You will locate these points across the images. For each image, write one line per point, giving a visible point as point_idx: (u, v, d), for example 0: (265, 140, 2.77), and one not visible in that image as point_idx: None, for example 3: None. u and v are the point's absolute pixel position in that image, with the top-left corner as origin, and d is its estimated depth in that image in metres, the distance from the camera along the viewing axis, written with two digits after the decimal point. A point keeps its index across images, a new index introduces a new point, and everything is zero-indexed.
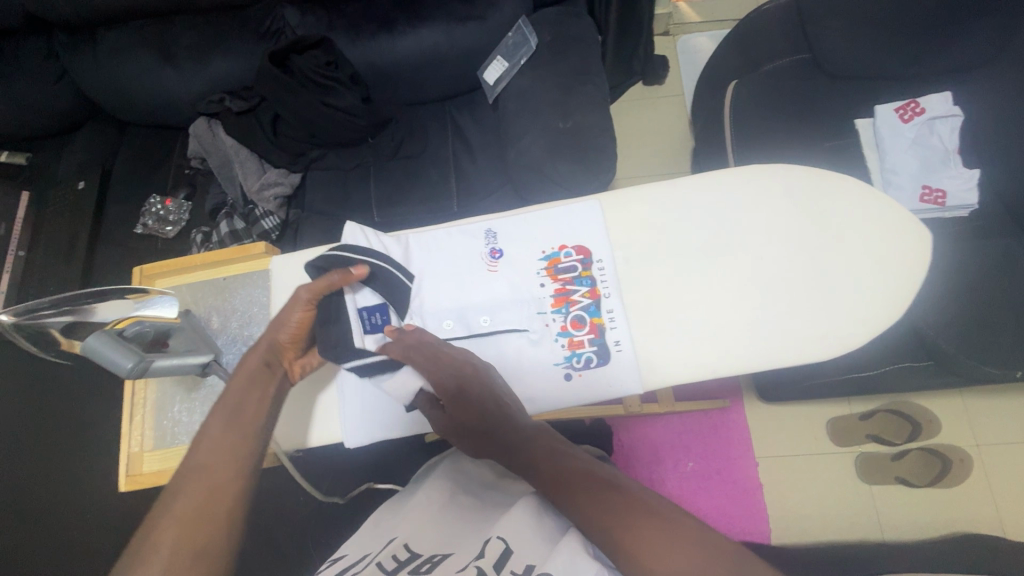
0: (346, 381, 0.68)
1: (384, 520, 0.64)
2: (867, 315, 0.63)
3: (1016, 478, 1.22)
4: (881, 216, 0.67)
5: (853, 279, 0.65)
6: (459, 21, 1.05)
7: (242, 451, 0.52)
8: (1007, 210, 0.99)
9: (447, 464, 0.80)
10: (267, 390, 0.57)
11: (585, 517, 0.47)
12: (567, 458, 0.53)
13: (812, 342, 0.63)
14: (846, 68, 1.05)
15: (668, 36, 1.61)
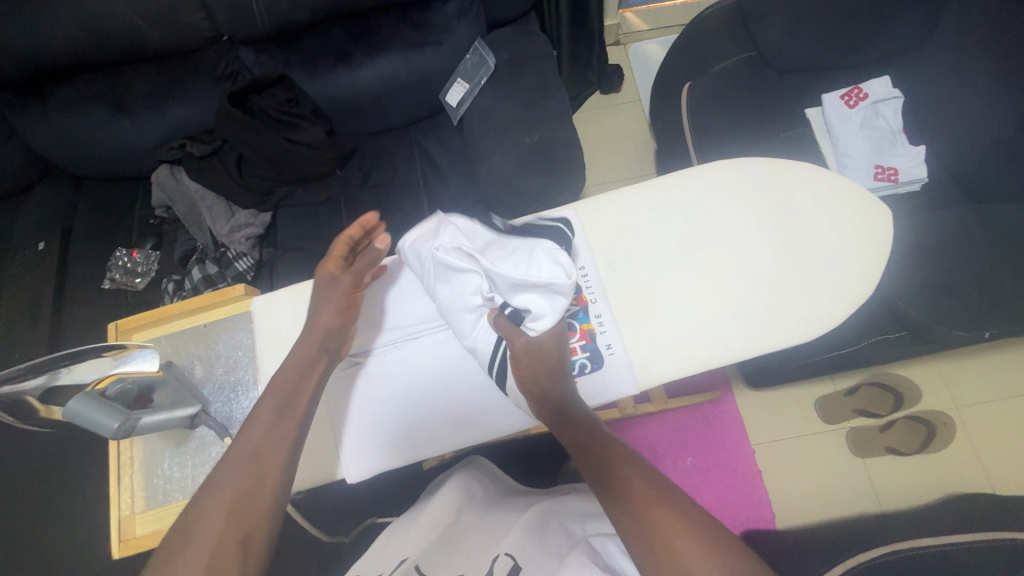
0: (353, 425, 0.70)
1: (391, 546, 0.68)
2: (844, 292, 0.66)
3: (995, 433, 1.27)
4: (843, 196, 0.70)
5: (828, 259, 0.67)
6: (416, 48, 1.07)
7: (269, 472, 0.56)
8: (953, 181, 1.05)
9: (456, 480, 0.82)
10: (295, 400, 0.60)
11: (645, 532, 0.51)
12: (630, 476, 0.56)
13: (796, 324, 0.65)
14: (791, 62, 1.10)
15: (620, 45, 1.66)
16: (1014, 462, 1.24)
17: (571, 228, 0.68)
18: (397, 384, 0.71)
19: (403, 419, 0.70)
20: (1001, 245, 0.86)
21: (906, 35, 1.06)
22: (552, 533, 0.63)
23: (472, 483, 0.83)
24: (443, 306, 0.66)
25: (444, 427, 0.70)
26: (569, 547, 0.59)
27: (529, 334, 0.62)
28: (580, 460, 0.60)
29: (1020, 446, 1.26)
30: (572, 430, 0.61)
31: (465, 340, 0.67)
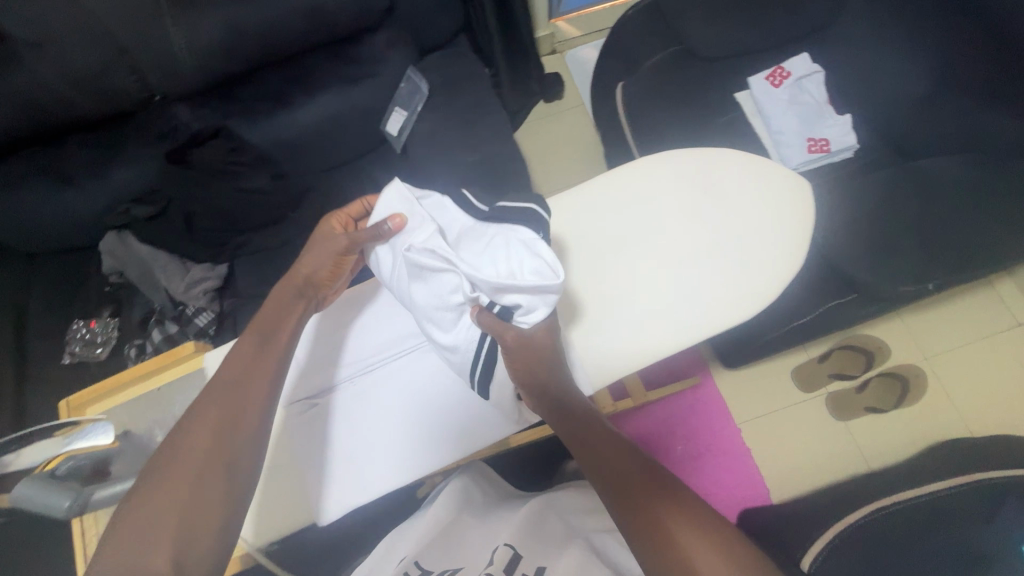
0: (337, 458, 0.75)
1: (394, 548, 0.81)
2: (779, 268, 0.69)
3: (965, 378, 1.31)
4: (767, 172, 0.74)
5: (760, 237, 0.70)
6: (351, 82, 1.07)
7: (255, 374, 0.64)
8: (883, 144, 1.10)
9: (458, 479, 0.91)
10: (266, 355, 0.66)
11: (651, 528, 0.51)
12: (635, 472, 0.56)
13: (739, 303, 0.67)
14: (716, 51, 1.13)
15: (557, 53, 1.70)
16: (986, 403, 1.28)
17: (549, 211, 0.62)
18: (368, 415, 0.76)
19: (363, 456, 0.75)
20: (933, 200, 0.89)
21: (819, 11, 1.11)
22: (550, 520, 0.80)
23: (470, 484, 0.91)
24: (422, 307, 0.65)
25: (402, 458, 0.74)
26: (566, 533, 0.77)
27: (521, 328, 0.60)
28: (580, 457, 0.60)
29: (990, 388, 1.30)
30: (574, 424, 0.61)
31: (447, 336, 0.67)
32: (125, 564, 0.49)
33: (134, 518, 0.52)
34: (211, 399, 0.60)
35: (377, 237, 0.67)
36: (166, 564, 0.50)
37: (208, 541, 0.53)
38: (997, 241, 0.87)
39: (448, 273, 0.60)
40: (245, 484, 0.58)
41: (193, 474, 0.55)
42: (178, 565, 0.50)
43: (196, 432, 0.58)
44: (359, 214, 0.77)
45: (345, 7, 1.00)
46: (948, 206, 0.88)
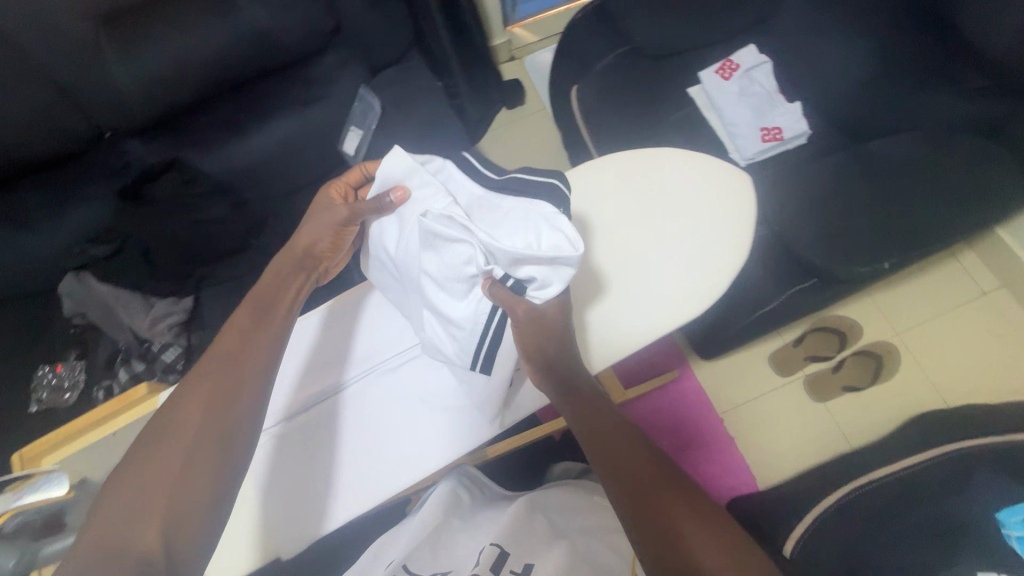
0: (349, 458, 0.77)
1: (381, 552, 0.81)
2: (723, 263, 0.74)
3: (936, 351, 1.33)
4: (706, 169, 0.80)
5: (703, 234, 0.75)
6: (303, 105, 1.07)
7: (246, 354, 0.64)
8: (833, 128, 1.11)
9: (448, 481, 0.90)
10: (256, 336, 0.66)
11: (650, 514, 0.52)
12: (637, 460, 0.57)
13: (686, 300, 0.72)
14: (663, 49, 1.15)
15: (515, 60, 1.71)
16: (958, 375, 1.30)
17: (570, 186, 0.65)
18: (379, 413, 0.79)
19: (348, 477, 0.76)
20: (879, 181, 0.91)
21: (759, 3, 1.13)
22: (535, 522, 0.79)
23: (459, 488, 0.89)
24: (433, 276, 0.66)
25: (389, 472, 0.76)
26: (549, 535, 0.77)
27: (533, 302, 0.63)
28: (586, 439, 0.61)
29: (961, 359, 1.32)
30: (583, 407, 0.63)
31: (455, 306, 0.67)
32: (117, 540, 0.50)
33: (125, 496, 0.53)
34: (206, 374, 0.61)
35: (380, 209, 0.68)
36: (157, 541, 0.51)
37: (197, 518, 0.54)
38: (945, 214, 0.89)
39: (464, 243, 0.62)
40: (236, 463, 0.58)
41: (184, 449, 0.56)
42: (168, 543, 0.51)
43: (187, 409, 0.59)
44: (357, 183, 0.77)
45: (291, 32, 1.01)
46: (894, 185, 0.90)
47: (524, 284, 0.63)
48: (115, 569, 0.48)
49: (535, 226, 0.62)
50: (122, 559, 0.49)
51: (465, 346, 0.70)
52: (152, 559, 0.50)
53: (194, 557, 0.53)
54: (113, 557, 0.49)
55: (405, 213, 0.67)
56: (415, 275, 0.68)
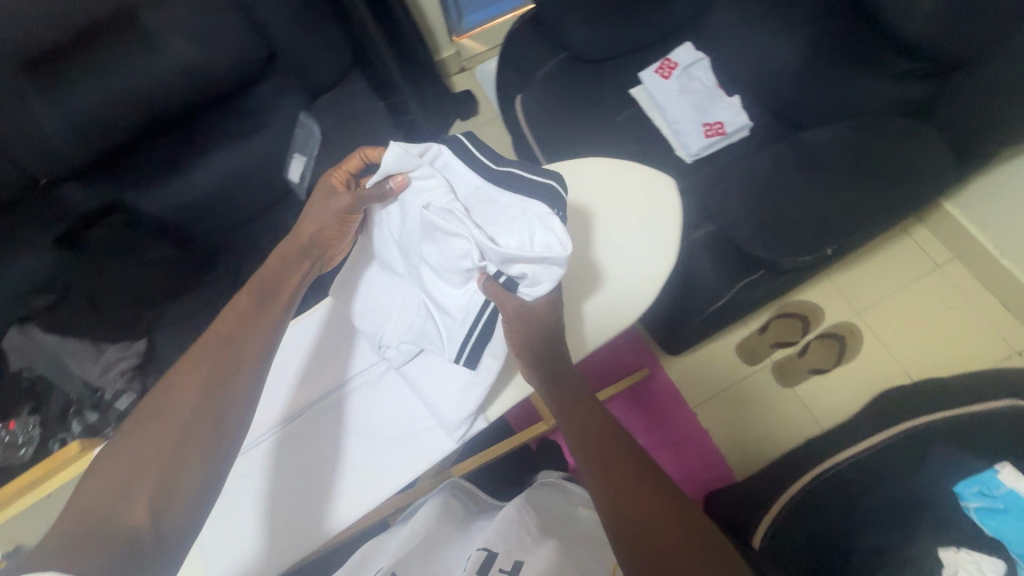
0: (348, 461, 0.77)
1: (370, 561, 0.85)
2: (646, 271, 0.80)
3: (898, 327, 1.35)
4: (629, 179, 0.84)
5: (627, 245, 0.81)
6: (243, 135, 1.07)
7: (246, 338, 0.67)
8: (772, 119, 1.13)
9: (440, 494, 0.97)
10: (255, 323, 0.69)
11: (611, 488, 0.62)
12: (606, 446, 0.66)
13: (609, 313, 0.79)
14: (601, 53, 1.16)
15: (466, 71, 1.72)
16: (920, 348, 1.33)
17: (566, 188, 0.63)
18: (375, 414, 0.79)
19: (348, 479, 0.76)
20: (814, 169, 0.92)
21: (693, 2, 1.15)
22: (526, 518, 0.86)
23: (450, 500, 0.96)
24: (435, 265, 0.71)
25: (375, 477, 0.75)
26: (540, 530, 0.84)
27: (523, 298, 0.66)
28: (566, 421, 0.69)
29: (921, 333, 1.34)
30: (563, 396, 0.70)
31: (454, 294, 0.72)
32: (107, 512, 0.53)
33: (116, 469, 0.56)
34: (202, 358, 0.64)
35: (382, 196, 0.72)
36: (144, 518, 0.54)
37: (185, 499, 0.57)
38: (884, 197, 0.90)
39: (460, 238, 0.65)
40: (227, 449, 0.61)
41: (176, 431, 0.59)
42: (155, 521, 0.54)
43: (183, 390, 0.61)
44: (358, 169, 0.76)
45: (219, 62, 0.99)
46: (833, 173, 0.91)
47: (516, 281, 0.66)
48: (110, 539, 0.52)
49: (529, 225, 0.63)
50: (112, 531, 0.52)
51: (453, 337, 0.74)
52: (139, 534, 0.53)
53: (178, 536, 0.56)
54: (101, 528, 0.52)
55: (407, 199, 0.71)
56: (417, 261, 0.74)
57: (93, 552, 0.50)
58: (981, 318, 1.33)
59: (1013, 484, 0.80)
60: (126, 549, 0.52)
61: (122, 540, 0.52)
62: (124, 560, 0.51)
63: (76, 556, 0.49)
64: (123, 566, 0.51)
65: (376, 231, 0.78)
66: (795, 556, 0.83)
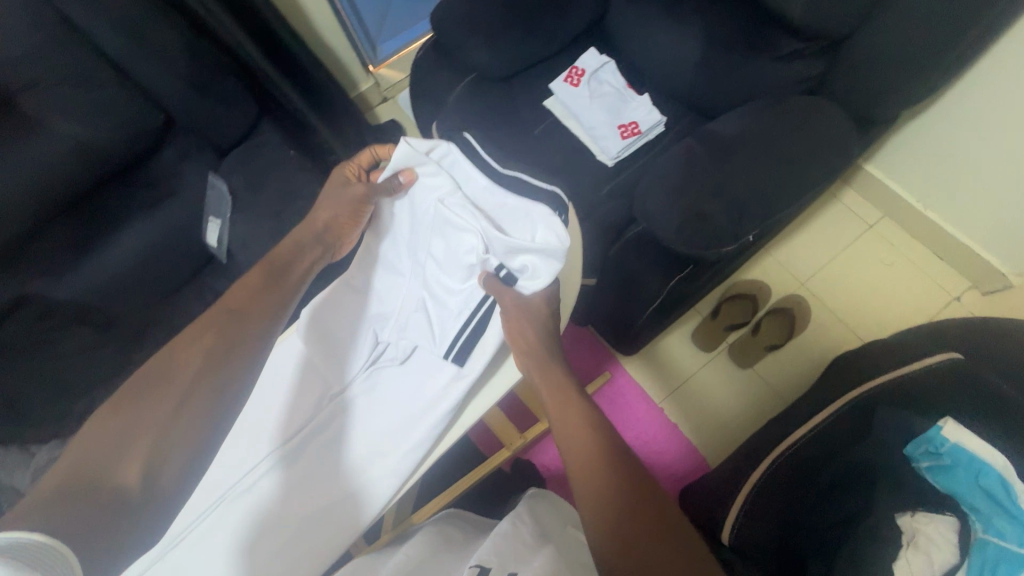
0: (333, 484, 0.71)
1: None
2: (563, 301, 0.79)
3: (842, 290, 1.38)
4: None
5: None
6: (153, 205, 1.05)
7: (248, 313, 0.69)
8: (684, 111, 1.15)
9: (432, 527, 0.90)
10: (256, 299, 0.70)
11: (606, 495, 0.59)
12: (603, 453, 0.63)
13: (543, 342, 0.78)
14: (509, 67, 1.16)
15: (388, 100, 1.70)
16: (865, 307, 1.36)
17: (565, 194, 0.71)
18: (362, 426, 0.75)
19: (335, 503, 0.70)
20: (725, 155, 0.93)
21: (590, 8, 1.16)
22: (519, 528, 0.79)
23: (442, 529, 0.89)
24: (440, 257, 0.76)
25: (367, 489, 0.71)
26: (536, 536, 0.77)
27: (522, 291, 0.71)
28: (562, 422, 0.68)
29: (865, 292, 1.37)
30: (557, 394, 0.69)
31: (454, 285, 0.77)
32: (96, 469, 0.53)
33: (111, 428, 0.56)
34: (206, 331, 0.65)
35: (391, 190, 0.76)
36: (137, 479, 0.54)
37: (181, 462, 0.57)
38: (795, 174, 0.91)
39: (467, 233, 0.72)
40: (227, 415, 0.61)
41: (178, 395, 0.59)
42: (145, 485, 0.54)
43: (186, 360, 0.62)
44: (369, 164, 0.84)
45: (107, 133, 0.95)
46: (744, 157, 0.92)
47: (517, 274, 0.71)
48: (90, 498, 0.50)
49: (532, 223, 0.69)
50: (101, 490, 0.52)
51: (446, 332, 0.75)
52: (128, 495, 0.52)
53: (167, 500, 0.55)
54: (90, 485, 0.51)
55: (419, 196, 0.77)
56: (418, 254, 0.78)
57: (75, 509, 0.49)
58: (918, 272, 1.37)
59: (957, 438, 0.80)
60: (114, 506, 0.51)
61: (110, 499, 0.51)
62: (110, 517, 0.50)
63: (59, 511, 0.48)
64: (108, 525, 0.50)
65: (385, 232, 0.81)
66: (765, 547, 0.84)
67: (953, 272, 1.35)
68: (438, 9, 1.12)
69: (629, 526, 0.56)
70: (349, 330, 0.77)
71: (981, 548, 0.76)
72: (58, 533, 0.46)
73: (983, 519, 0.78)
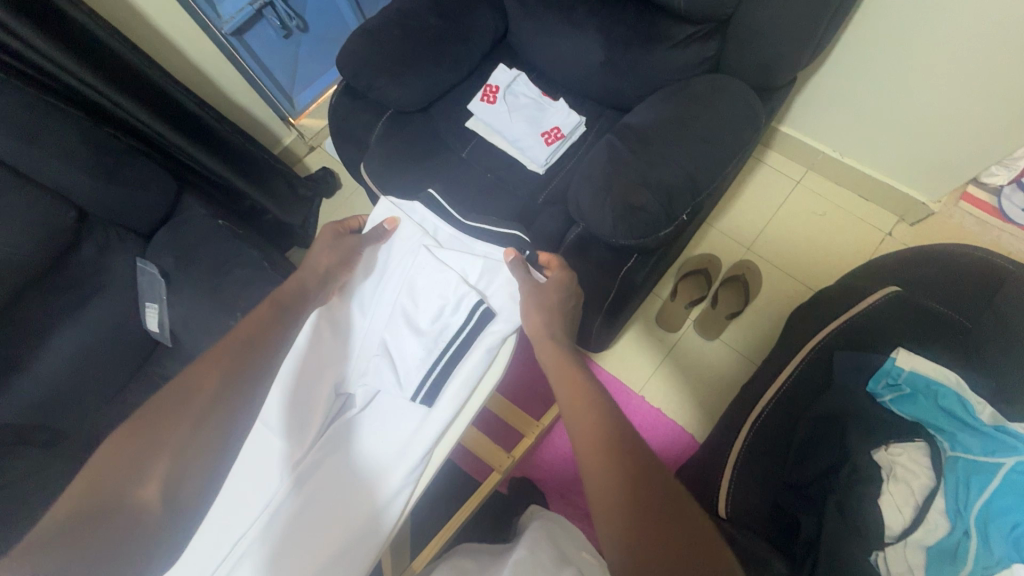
0: (307, 552, 0.66)
1: None
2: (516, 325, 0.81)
3: (785, 247, 1.43)
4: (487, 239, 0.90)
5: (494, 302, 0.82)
6: (82, 306, 1.00)
7: (264, 332, 0.69)
8: (602, 108, 1.19)
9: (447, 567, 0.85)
10: (274, 321, 0.71)
11: (620, 479, 0.55)
12: (619, 439, 0.59)
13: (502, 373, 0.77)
14: (425, 97, 1.18)
15: (316, 148, 1.68)
16: (808, 258, 1.42)
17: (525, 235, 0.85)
18: (334, 483, 0.71)
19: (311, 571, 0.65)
20: (645, 145, 0.96)
21: (490, 28, 1.20)
22: (536, 555, 0.76)
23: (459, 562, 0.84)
24: (408, 291, 0.80)
25: (343, 550, 0.66)
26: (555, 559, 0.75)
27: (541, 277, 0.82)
28: (576, 407, 0.64)
29: (806, 245, 1.43)
30: (574, 384, 0.66)
31: (419, 321, 0.78)
32: (115, 491, 0.54)
33: (129, 447, 0.57)
34: (221, 353, 0.65)
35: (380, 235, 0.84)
36: (153, 501, 0.54)
37: (196, 485, 0.57)
38: (713, 150, 0.95)
39: (442, 266, 0.80)
40: (241, 431, 0.62)
41: (193, 418, 0.59)
42: (164, 506, 0.55)
43: (203, 381, 0.62)
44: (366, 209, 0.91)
45: (11, 247, 0.88)
46: (662, 144, 0.95)
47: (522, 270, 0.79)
48: (106, 525, 0.52)
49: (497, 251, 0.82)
50: (120, 512, 0.53)
51: (414, 371, 0.75)
52: (145, 514, 0.54)
53: (183, 522, 0.56)
54: (109, 510, 0.53)
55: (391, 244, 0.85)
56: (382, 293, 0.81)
57: (91, 541, 0.51)
58: (850, 216, 1.43)
59: (910, 365, 0.83)
60: (126, 531, 0.52)
61: (128, 523, 0.53)
62: (124, 538, 0.52)
63: (71, 544, 0.50)
64: (118, 550, 0.51)
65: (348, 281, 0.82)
66: (760, 510, 0.87)
67: (881, 210, 1.43)
68: (342, 54, 1.13)
69: (639, 517, 0.52)
70: (307, 384, 0.73)
71: (953, 466, 0.78)
72: (61, 573, 0.48)
73: (950, 438, 0.80)
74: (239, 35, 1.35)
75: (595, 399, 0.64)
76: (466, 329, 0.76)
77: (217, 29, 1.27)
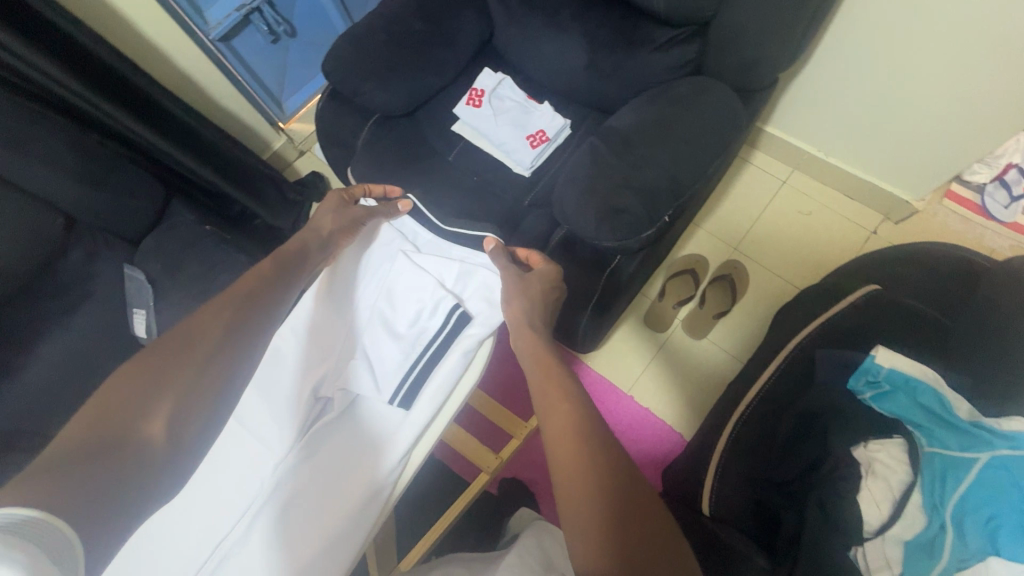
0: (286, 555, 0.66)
1: None
2: None
3: (771, 247, 1.45)
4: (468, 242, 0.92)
5: None
6: (69, 312, 1.00)
7: (261, 290, 0.72)
8: (586, 111, 1.20)
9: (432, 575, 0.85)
10: (268, 285, 0.73)
11: (586, 458, 0.57)
12: (587, 424, 0.61)
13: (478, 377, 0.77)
14: (411, 101, 1.19)
15: (307, 153, 1.71)
16: (794, 257, 1.43)
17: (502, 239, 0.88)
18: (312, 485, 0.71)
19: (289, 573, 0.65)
20: (627, 148, 0.97)
21: (475, 32, 1.20)
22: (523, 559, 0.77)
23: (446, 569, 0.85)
24: (386, 295, 0.81)
25: (320, 553, 0.66)
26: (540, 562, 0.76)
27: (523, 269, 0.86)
28: (548, 394, 0.66)
29: (791, 244, 1.44)
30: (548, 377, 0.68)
31: (398, 325, 0.79)
32: (118, 424, 0.53)
33: (133, 381, 0.57)
34: (221, 306, 0.67)
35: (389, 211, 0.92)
36: (160, 437, 0.55)
37: (199, 427, 0.58)
38: (694, 152, 0.96)
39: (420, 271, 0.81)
40: (243, 379, 0.63)
41: (199, 361, 0.61)
42: (167, 445, 0.55)
43: (206, 329, 0.64)
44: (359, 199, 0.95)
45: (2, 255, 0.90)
46: (644, 147, 0.96)
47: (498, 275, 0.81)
48: (108, 455, 0.51)
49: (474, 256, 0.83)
50: (125, 445, 0.52)
51: (391, 375, 0.76)
52: (151, 449, 0.54)
53: (183, 461, 0.56)
54: (110, 442, 0.52)
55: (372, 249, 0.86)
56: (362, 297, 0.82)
57: (95, 469, 0.49)
58: (835, 215, 1.45)
59: (889, 362, 0.85)
60: (130, 466, 0.52)
61: (132, 455, 0.52)
62: (127, 470, 0.51)
63: (80, 471, 0.48)
64: (120, 478, 0.50)
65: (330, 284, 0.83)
66: (744, 508, 0.89)
67: (865, 209, 1.44)
68: (327, 58, 1.13)
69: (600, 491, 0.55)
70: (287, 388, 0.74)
71: (929, 462, 0.77)
72: (72, 493, 0.46)
73: (927, 434, 0.80)
74: (227, 41, 1.32)
75: (570, 391, 0.65)
76: (443, 334, 0.76)
77: (205, 36, 1.27)
